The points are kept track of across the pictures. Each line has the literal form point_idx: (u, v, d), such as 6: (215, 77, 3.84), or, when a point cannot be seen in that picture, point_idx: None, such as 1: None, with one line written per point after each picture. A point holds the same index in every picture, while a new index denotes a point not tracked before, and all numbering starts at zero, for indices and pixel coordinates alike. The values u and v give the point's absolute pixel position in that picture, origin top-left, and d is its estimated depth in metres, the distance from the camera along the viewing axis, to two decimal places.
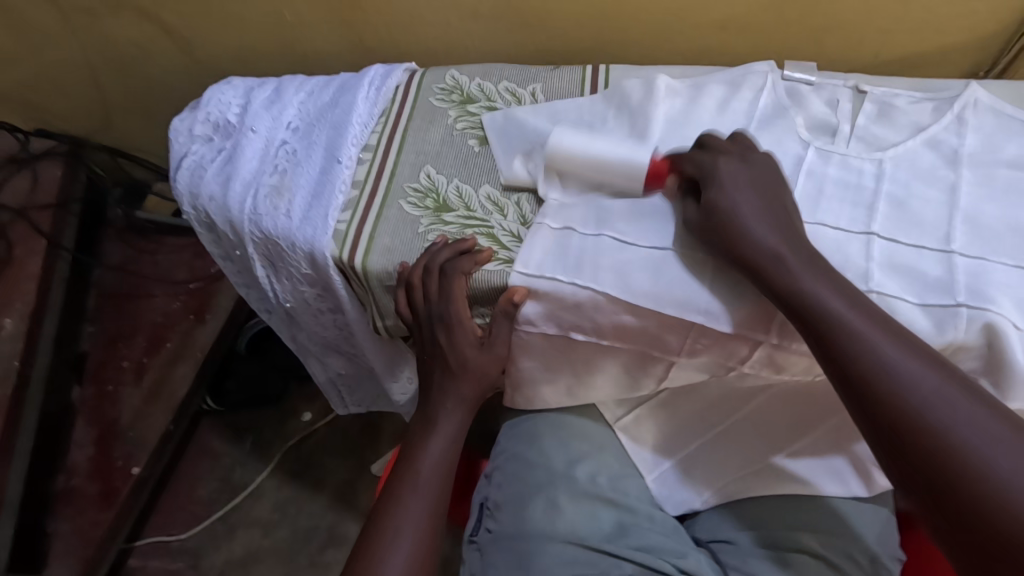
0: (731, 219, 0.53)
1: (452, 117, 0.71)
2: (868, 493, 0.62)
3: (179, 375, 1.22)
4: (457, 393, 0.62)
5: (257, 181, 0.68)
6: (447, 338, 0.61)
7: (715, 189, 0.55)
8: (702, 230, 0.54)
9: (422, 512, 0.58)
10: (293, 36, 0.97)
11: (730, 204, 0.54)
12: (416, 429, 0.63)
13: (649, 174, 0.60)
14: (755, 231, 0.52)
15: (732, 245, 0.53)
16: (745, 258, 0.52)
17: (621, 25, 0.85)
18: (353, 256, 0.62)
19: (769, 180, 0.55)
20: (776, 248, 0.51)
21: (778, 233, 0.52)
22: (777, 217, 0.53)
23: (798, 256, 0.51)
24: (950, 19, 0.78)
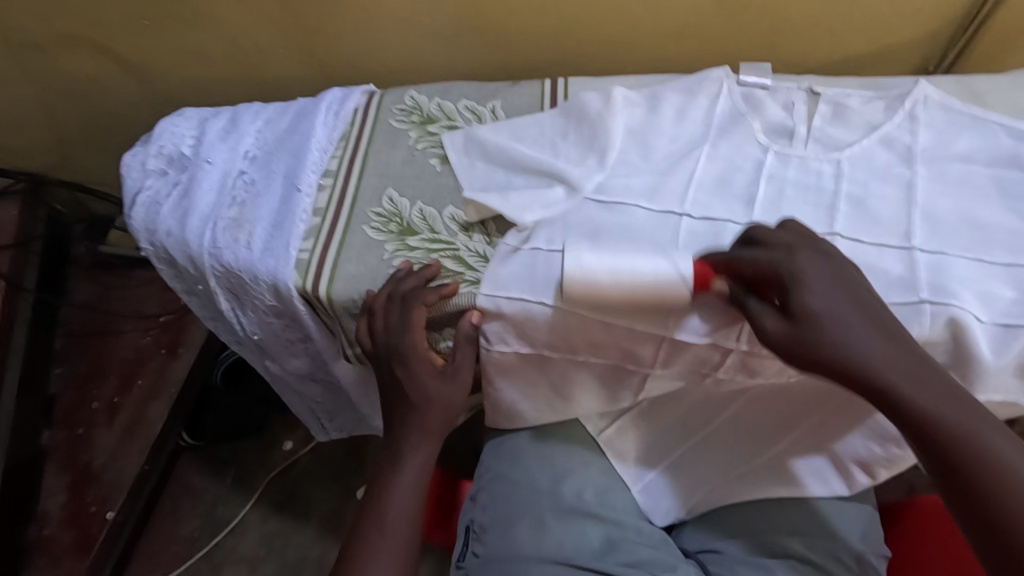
0: (829, 334, 0.46)
1: (413, 138, 0.70)
2: (849, 491, 0.62)
3: (154, 412, 1.21)
4: (414, 420, 0.60)
5: (216, 213, 0.66)
6: (404, 370, 0.59)
7: (793, 287, 0.47)
8: (791, 349, 0.47)
9: (394, 548, 0.56)
10: (251, 62, 0.96)
11: (823, 311, 0.46)
12: (382, 461, 0.61)
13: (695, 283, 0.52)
14: (855, 343, 0.45)
15: (830, 363, 0.46)
16: (846, 371, 0.45)
17: (578, 35, 0.85)
18: (317, 285, 0.61)
19: (849, 276, 0.49)
20: (884, 360, 0.45)
21: (875, 337, 0.46)
22: (870, 316, 0.47)
23: (907, 369, 0.45)
24: (896, 16, 0.79)
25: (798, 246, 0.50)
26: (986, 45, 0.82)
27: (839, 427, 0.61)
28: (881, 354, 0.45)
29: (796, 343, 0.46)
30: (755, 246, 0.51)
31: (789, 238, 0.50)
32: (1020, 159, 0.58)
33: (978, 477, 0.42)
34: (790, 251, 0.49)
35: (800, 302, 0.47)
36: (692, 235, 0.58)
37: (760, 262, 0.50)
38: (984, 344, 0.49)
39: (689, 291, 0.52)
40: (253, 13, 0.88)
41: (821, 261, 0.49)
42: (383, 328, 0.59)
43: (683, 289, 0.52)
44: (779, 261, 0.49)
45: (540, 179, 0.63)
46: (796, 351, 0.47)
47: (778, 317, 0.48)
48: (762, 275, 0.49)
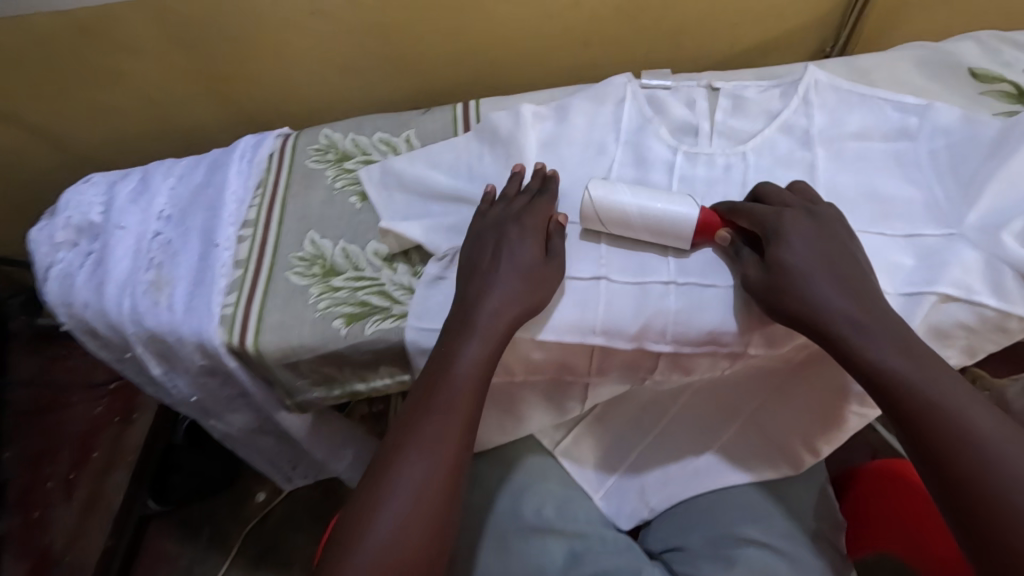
0: (794, 284, 0.50)
1: (330, 177, 0.70)
2: (797, 470, 0.63)
3: (112, 483, 1.19)
4: (512, 291, 0.53)
5: (133, 279, 0.64)
6: (512, 235, 0.56)
7: (776, 244, 0.52)
8: (761, 293, 0.51)
9: (452, 440, 0.50)
10: (167, 114, 0.95)
11: (797, 263, 0.51)
12: (450, 325, 0.54)
13: (700, 227, 0.55)
14: (819, 293, 0.49)
15: (795, 309, 0.49)
16: (809, 321, 0.49)
17: (490, 55, 0.87)
18: (244, 339, 0.59)
19: (839, 239, 0.52)
20: (847, 315, 0.48)
21: (843, 292, 0.49)
22: (841, 271, 0.50)
23: (866, 319, 0.48)
24: (788, 6, 0.83)
25: (793, 214, 0.53)
26: (873, 22, 0.87)
27: (779, 407, 0.62)
28: (847, 313, 0.48)
29: (773, 289, 0.50)
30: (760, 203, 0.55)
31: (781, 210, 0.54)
32: (908, 130, 0.60)
33: (927, 417, 0.45)
34: (785, 209, 0.54)
35: (777, 253, 0.51)
36: (613, 241, 0.58)
37: (758, 218, 0.54)
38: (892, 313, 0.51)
39: (693, 231, 0.54)
40: (162, 66, 0.87)
41: (813, 225, 0.52)
42: (498, 212, 0.58)
43: (687, 229, 0.54)
44: (770, 222, 0.53)
45: (457, 209, 0.64)
46: (769, 295, 0.51)
47: (756, 268, 0.52)
48: (756, 230, 0.54)
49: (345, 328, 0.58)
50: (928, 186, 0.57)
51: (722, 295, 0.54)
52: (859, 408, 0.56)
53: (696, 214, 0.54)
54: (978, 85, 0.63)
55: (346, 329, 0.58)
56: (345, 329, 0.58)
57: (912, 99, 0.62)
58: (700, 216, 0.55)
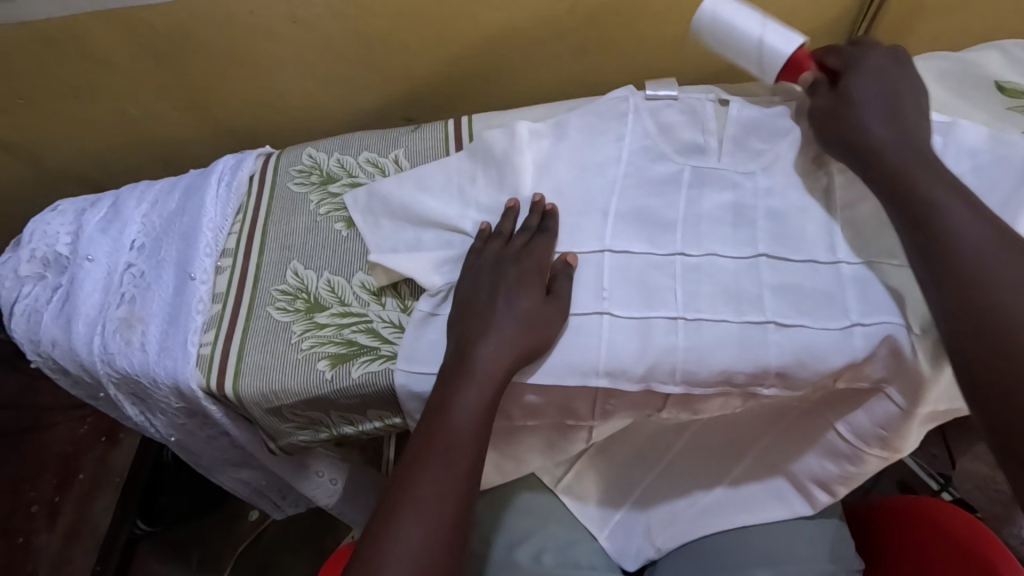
0: (850, 111, 0.53)
1: (313, 202, 0.65)
2: (812, 510, 0.59)
3: (99, 506, 1.12)
4: (511, 333, 0.50)
5: (103, 315, 0.59)
6: (513, 272, 0.53)
7: (852, 74, 0.54)
8: (821, 118, 0.55)
9: (452, 494, 0.47)
10: (143, 127, 0.90)
11: (857, 96, 0.53)
12: (445, 367, 0.50)
13: (788, 69, 0.55)
14: (870, 120, 0.52)
15: (841, 133, 0.53)
16: (852, 144, 0.52)
17: (484, 65, 0.83)
18: (222, 383, 0.55)
19: (910, 87, 0.54)
20: (889, 139, 0.51)
21: (893, 126, 0.51)
22: (905, 113, 0.52)
23: (910, 147, 0.50)
24: (796, 12, 0.79)
25: (881, 59, 0.55)
26: (885, 28, 0.82)
27: (794, 445, 0.59)
28: (888, 138, 0.51)
29: (829, 112, 0.54)
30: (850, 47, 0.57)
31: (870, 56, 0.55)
32: None
33: (957, 254, 0.44)
34: (865, 53, 0.56)
35: (847, 82, 0.54)
36: (617, 271, 0.53)
37: (846, 58, 0.56)
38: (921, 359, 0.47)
39: (780, 71, 0.55)
40: (138, 78, 0.82)
41: (891, 66, 0.54)
42: (490, 257, 0.54)
43: (777, 65, 0.54)
44: (851, 59, 0.56)
45: (449, 237, 0.60)
46: (824, 121, 0.55)
47: (825, 97, 0.55)
48: (838, 67, 0.56)
49: (330, 371, 0.54)
50: None
51: (738, 329, 0.50)
52: (881, 449, 0.52)
53: (789, 52, 0.54)
54: (1005, 101, 0.59)
55: (332, 372, 0.54)
56: (330, 372, 0.54)
57: (936, 116, 0.57)
58: (796, 52, 0.54)
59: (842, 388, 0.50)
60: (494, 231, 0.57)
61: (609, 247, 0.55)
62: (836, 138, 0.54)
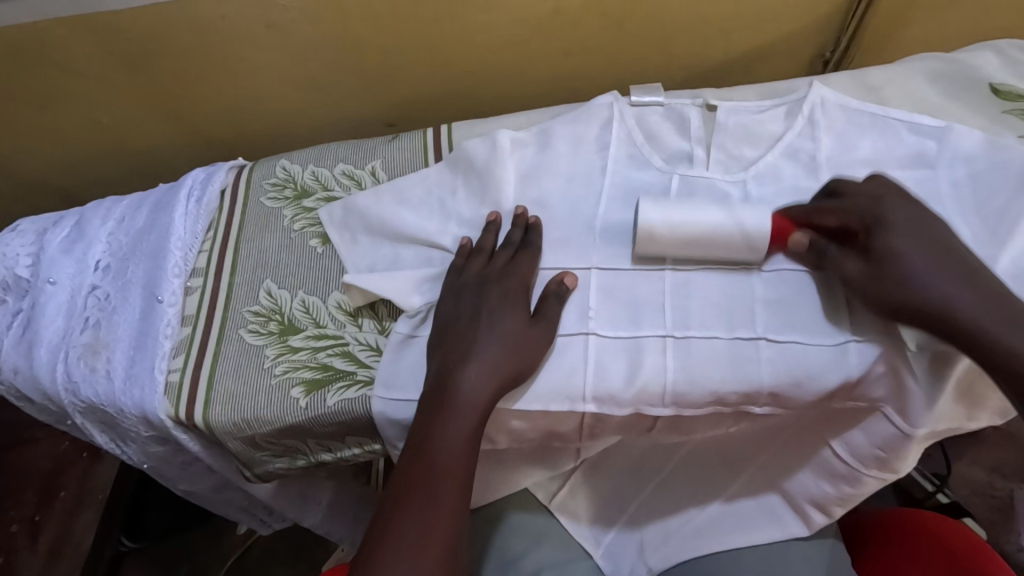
0: (908, 288, 0.43)
1: (287, 217, 0.63)
2: (808, 530, 0.58)
3: (82, 524, 1.06)
4: (494, 359, 0.47)
5: (66, 342, 0.57)
6: (496, 293, 0.50)
7: (884, 236, 0.45)
8: (868, 293, 0.45)
9: (439, 530, 0.45)
10: (112, 137, 0.86)
11: (903, 257, 0.44)
12: (426, 397, 0.48)
13: (773, 237, 0.49)
14: (938, 283, 0.43)
15: (904, 306, 0.44)
16: (921, 317, 0.43)
17: (465, 69, 0.80)
18: (192, 412, 0.53)
19: (933, 224, 0.45)
20: (968, 301, 0.42)
21: (963, 285, 0.43)
22: (952, 257, 0.44)
23: (973, 285, 0.43)
24: (785, 9, 0.77)
25: (888, 193, 0.47)
26: (876, 25, 0.80)
27: (788, 463, 0.57)
28: (959, 299, 0.42)
29: (877, 286, 0.45)
30: (840, 199, 0.49)
31: (877, 189, 0.47)
32: (925, 157, 0.54)
33: None
34: (878, 199, 0.47)
35: (885, 243, 0.45)
36: (604, 288, 0.51)
37: (845, 211, 0.48)
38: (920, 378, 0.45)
39: (767, 244, 0.49)
40: (104, 88, 0.79)
41: (911, 208, 0.46)
42: (473, 273, 0.52)
43: (761, 242, 0.49)
44: (864, 212, 0.47)
45: (428, 254, 0.58)
46: (882, 294, 0.45)
47: (858, 267, 0.46)
48: (849, 225, 0.48)
49: (305, 398, 0.51)
50: (952, 219, 0.50)
51: (729, 348, 0.48)
52: (879, 471, 0.50)
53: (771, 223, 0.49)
54: (1000, 103, 0.57)
55: (306, 400, 0.51)
56: (305, 400, 0.51)
57: (928, 121, 0.56)
58: (774, 224, 0.49)
59: (838, 408, 0.48)
60: (475, 248, 0.54)
61: (596, 264, 0.52)
62: (909, 314, 0.44)
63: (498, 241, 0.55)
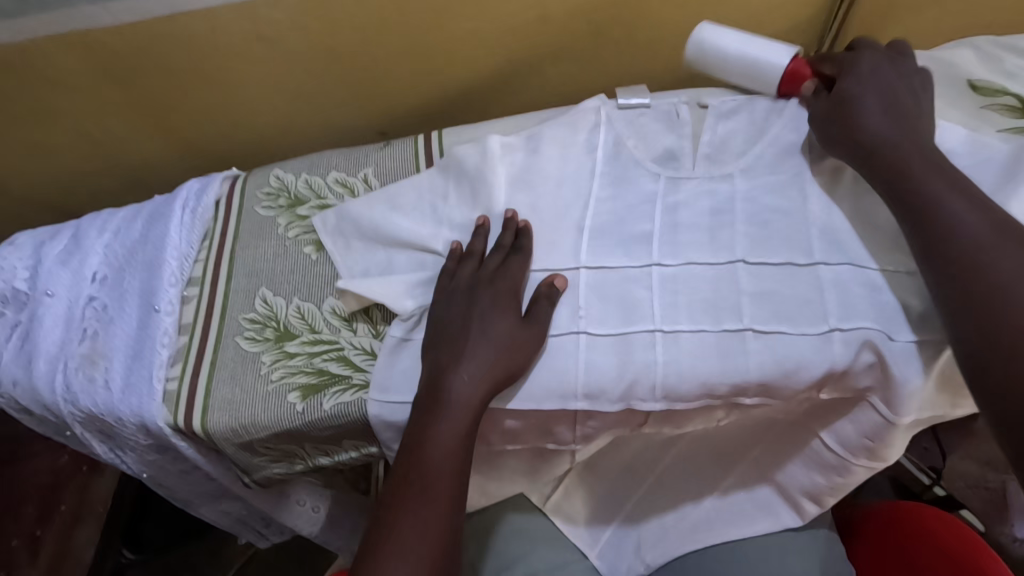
0: (844, 111, 0.53)
1: (282, 226, 0.64)
2: (801, 521, 0.59)
3: (80, 539, 1.06)
4: (485, 362, 0.48)
5: (64, 353, 0.57)
6: (486, 296, 0.51)
7: (849, 77, 0.55)
8: (818, 123, 0.55)
9: (435, 531, 0.46)
10: (108, 149, 0.87)
11: (855, 94, 0.53)
12: (418, 400, 0.49)
13: (786, 79, 0.59)
14: (864, 117, 0.52)
15: (842, 131, 0.53)
16: (853, 140, 0.52)
17: (455, 76, 0.82)
18: (190, 419, 0.53)
19: (896, 84, 0.54)
20: (886, 132, 0.51)
21: (890, 122, 0.51)
22: (897, 108, 0.52)
23: (908, 139, 0.50)
24: (768, 12, 0.78)
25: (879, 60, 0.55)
26: (857, 26, 0.82)
27: (780, 455, 0.58)
28: (890, 135, 0.51)
29: (827, 114, 0.54)
30: (845, 52, 0.58)
31: (865, 54, 0.56)
32: None
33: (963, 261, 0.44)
34: (857, 57, 0.56)
35: (844, 83, 0.55)
36: (593, 288, 0.52)
37: (839, 63, 0.57)
38: (903, 368, 0.46)
39: (779, 81, 0.59)
40: (100, 102, 0.80)
41: (883, 67, 0.55)
42: (464, 276, 0.53)
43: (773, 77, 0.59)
44: (851, 61, 0.56)
45: (421, 258, 0.58)
46: (824, 121, 0.54)
47: (823, 103, 0.56)
48: (834, 73, 0.57)
49: (302, 403, 0.52)
50: None
51: (716, 341, 0.48)
52: (869, 460, 0.51)
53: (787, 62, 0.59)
54: (979, 99, 0.58)
55: (303, 405, 0.52)
56: (302, 405, 0.52)
57: None
58: (789, 65, 0.59)
59: (826, 397, 0.49)
60: (466, 252, 0.55)
61: (586, 265, 0.53)
62: (838, 137, 0.53)
63: (488, 244, 0.56)
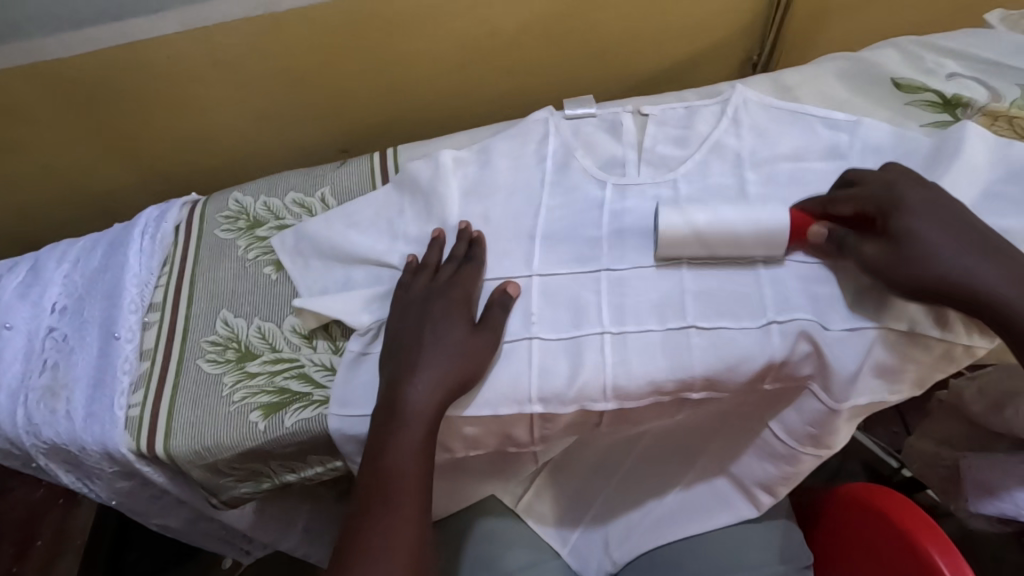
0: (931, 266, 0.46)
1: (241, 248, 0.65)
2: (758, 510, 0.60)
3: None
4: (439, 371, 0.49)
5: (25, 385, 0.58)
6: (440, 306, 0.53)
7: (903, 216, 0.47)
8: (889, 277, 0.47)
9: (403, 539, 0.47)
10: (69, 180, 0.87)
11: (926, 239, 0.46)
12: (377, 412, 0.50)
13: (793, 233, 0.51)
14: (955, 261, 0.45)
15: (926, 280, 0.46)
16: (938, 288, 0.46)
17: (411, 92, 0.83)
18: (153, 444, 0.54)
19: (943, 203, 0.48)
20: (991, 277, 0.45)
21: (979, 257, 0.46)
22: (964, 234, 0.46)
23: (987, 260, 0.45)
24: (710, 19, 0.81)
25: (904, 180, 0.49)
26: (795, 29, 0.86)
27: (736, 446, 0.59)
28: (979, 269, 0.45)
29: (900, 267, 0.46)
30: (857, 186, 0.51)
31: (892, 176, 0.50)
32: (840, 148, 0.57)
33: None
34: (892, 185, 0.49)
35: (904, 225, 0.47)
36: (545, 295, 0.54)
37: (863, 198, 0.50)
38: (840, 356, 0.48)
39: (786, 240, 0.51)
40: (56, 133, 0.80)
41: (922, 189, 0.48)
42: (419, 288, 0.54)
43: (780, 240, 0.51)
44: (882, 196, 0.49)
45: (378, 272, 0.60)
46: (901, 276, 0.46)
47: (879, 251, 0.48)
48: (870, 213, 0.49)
49: (264, 422, 0.53)
50: None
51: (662, 340, 0.50)
52: (815, 448, 0.53)
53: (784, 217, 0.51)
54: (903, 96, 0.61)
55: (265, 423, 0.53)
56: (264, 423, 0.53)
57: (840, 114, 0.59)
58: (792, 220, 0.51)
59: (770, 386, 0.51)
60: (421, 264, 0.56)
61: (537, 272, 0.55)
62: (924, 293, 0.46)
63: (445, 255, 0.58)
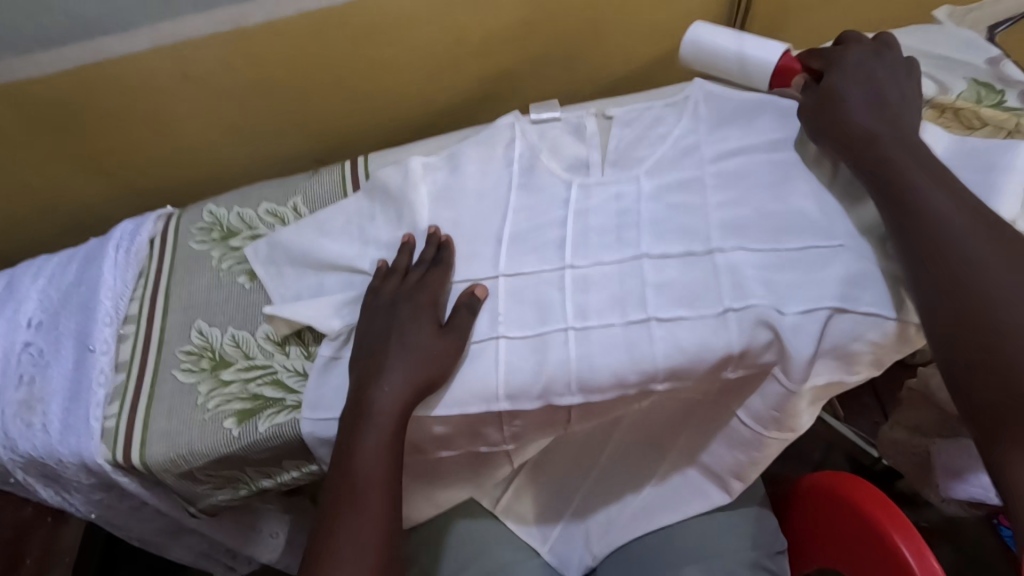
0: (834, 107, 0.55)
1: (215, 258, 0.65)
2: (729, 497, 0.61)
3: None
4: (405, 373, 0.50)
5: (3, 400, 0.58)
6: (407, 308, 0.54)
7: (840, 71, 0.56)
8: (811, 112, 0.57)
9: (370, 538, 0.48)
10: (46, 196, 0.88)
11: (848, 91, 0.55)
12: (346, 414, 0.51)
13: (778, 73, 0.60)
14: (853, 113, 0.54)
15: (829, 122, 0.55)
16: (837, 133, 0.54)
17: (383, 101, 0.84)
18: (129, 453, 0.55)
19: (886, 79, 0.56)
20: (869, 125, 0.53)
21: (873, 116, 0.53)
22: (884, 106, 0.54)
23: (894, 132, 0.52)
24: (673, 21, 0.83)
25: (864, 58, 0.57)
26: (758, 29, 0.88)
27: (705, 437, 0.61)
28: (873, 127, 0.53)
29: (818, 107, 0.56)
30: (834, 47, 0.59)
31: (877, 48, 0.57)
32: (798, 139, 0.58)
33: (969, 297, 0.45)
34: (848, 53, 0.58)
35: (835, 78, 0.56)
36: (512, 294, 0.55)
37: (829, 57, 0.58)
38: (798, 344, 0.49)
39: (771, 76, 0.60)
40: (32, 150, 0.81)
41: (871, 64, 0.56)
42: (387, 291, 0.56)
43: (764, 71, 0.60)
44: (842, 58, 0.58)
45: (350, 278, 0.61)
46: (816, 113, 0.56)
47: (813, 96, 0.57)
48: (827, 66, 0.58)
49: (238, 428, 0.54)
50: (816, 196, 0.55)
51: (625, 333, 0.52)
52: (779, 432, 0.54)
53: (775, 59, 0.59)
54: None
55: (239, 430, 0.54)
56: (238, 429, 0.54)
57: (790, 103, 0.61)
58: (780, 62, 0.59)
59: (732, 375, 0.52)
60: (390, 268, 0.57)
61: (504, 272, 0.56)
62: (825, 133, 0.55)
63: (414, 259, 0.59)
